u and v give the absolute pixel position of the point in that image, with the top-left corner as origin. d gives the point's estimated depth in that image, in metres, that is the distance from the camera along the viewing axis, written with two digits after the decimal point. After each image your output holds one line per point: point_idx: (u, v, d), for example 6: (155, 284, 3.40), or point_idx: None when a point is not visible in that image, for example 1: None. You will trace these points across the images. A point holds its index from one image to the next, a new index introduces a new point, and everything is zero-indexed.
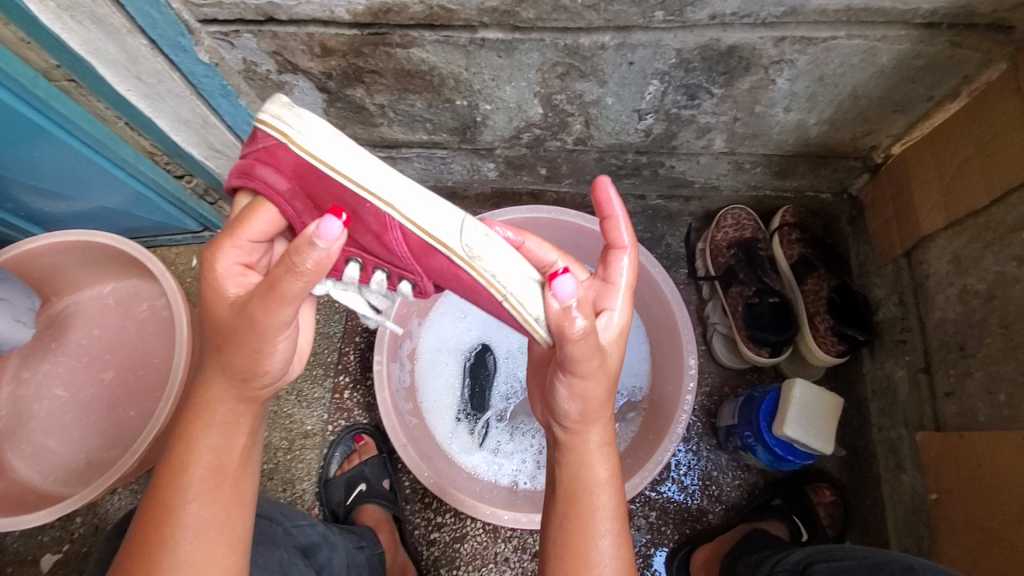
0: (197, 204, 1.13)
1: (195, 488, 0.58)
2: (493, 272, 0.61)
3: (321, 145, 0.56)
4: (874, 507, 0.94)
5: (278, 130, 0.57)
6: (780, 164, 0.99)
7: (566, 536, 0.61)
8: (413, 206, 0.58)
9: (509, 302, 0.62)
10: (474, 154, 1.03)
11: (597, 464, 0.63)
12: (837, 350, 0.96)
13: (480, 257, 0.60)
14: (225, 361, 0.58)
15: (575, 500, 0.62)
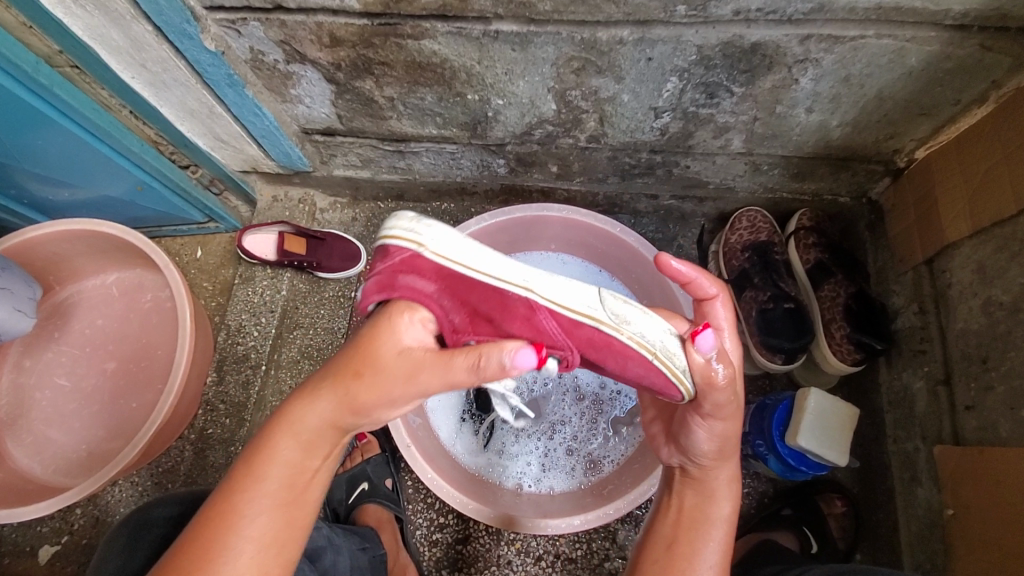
0: (202, 195, 1.10)
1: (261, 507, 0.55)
2: (641, 334, 0.59)
3: (448, 248, 0.58)
4: (887, 520, 0.92)
5: (409, 242, 0.58)
6: (798, 166, 0.97)
7: (668, 557, 0.66)
8: (554, 289, 0.59)
9: (659, 360, 0.59)
10: (485, 150, 1.01)
11: (722, 501, 0.68)
12: (853, 358, 0.94)
13: (627, 321, 0.59)
14: (347, 384, 0.57)
15: (688, 528, 0.68)
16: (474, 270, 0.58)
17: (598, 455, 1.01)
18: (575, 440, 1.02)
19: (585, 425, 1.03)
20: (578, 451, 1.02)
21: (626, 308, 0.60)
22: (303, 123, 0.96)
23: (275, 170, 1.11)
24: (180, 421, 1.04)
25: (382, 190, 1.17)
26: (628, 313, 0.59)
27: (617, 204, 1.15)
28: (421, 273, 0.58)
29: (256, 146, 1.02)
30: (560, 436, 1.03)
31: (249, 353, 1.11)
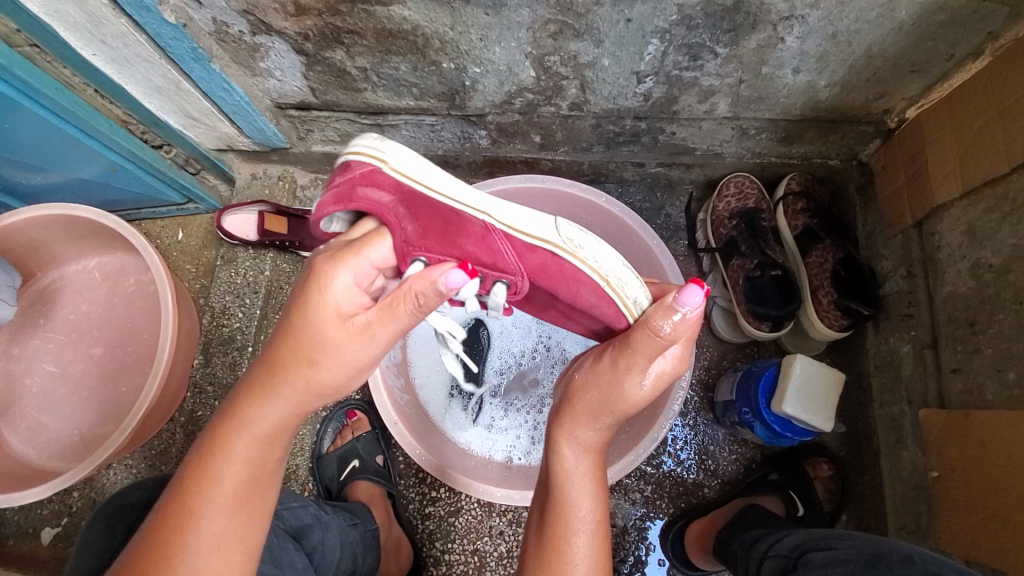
0: (179, 175, 1.08)
1: (223, 484, 0.56)
2: (593, 260, 0.68)
3: (400, 160, 0.63)
4: (872, 482, 0.93)
5: (372, 157, 0.63)
6: (787, 129, 0.95)
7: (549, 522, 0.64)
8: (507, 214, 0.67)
9: (609, 286, 0.67)
10: (465, 121, 0.98)
11: (571, 460, 0.66)
12: (839, 324, 0.93)
13: (580, 248, 0.68)
14: (297, 357, 0.56)
15: (553, 495, 0.65)
16: (431, 190, 0.64)
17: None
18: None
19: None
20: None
21: (579, 239, 0.68)
22: (276, 97, 0.94)
23: (251, 147, 1.08)
24: (169, 403, 1.03)
25: None
26: (585, 244, 0.68)
27: (603, 172, 1.12)
28: (383, 183, 0.62)
29: (229, 123, 0.99)
30: None
31: (234, 334, 1.10)
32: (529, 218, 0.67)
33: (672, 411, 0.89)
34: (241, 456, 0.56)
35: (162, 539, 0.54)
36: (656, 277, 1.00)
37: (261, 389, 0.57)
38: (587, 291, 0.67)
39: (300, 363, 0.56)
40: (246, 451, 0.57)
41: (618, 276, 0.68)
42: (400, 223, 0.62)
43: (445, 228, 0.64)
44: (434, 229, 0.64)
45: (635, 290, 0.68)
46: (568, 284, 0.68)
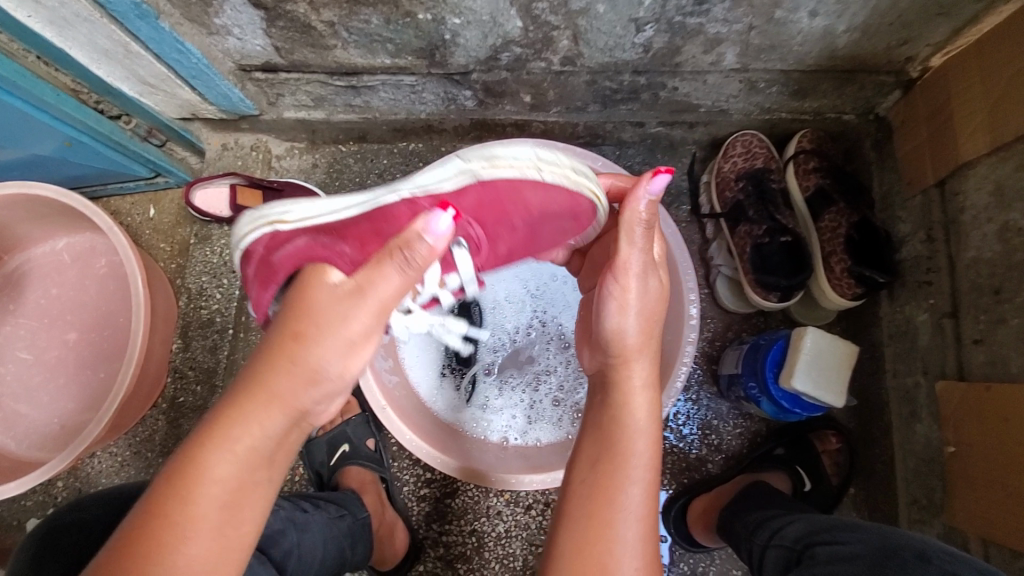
0: (142, 147, 1.00)
1: (194, 524, 0.47)
2: (514, 159, 0.56)
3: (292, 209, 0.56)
4: (883, 455, 0.89)
5: (261, 226, 0.56)
6: (799, 81, 0.87)
7: (595, 478, 0.59)
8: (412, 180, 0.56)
9: (547, 172, 0.57)
10: (448, 80, 0.90)
11: (636, 409, 0.61)
12: (852, 293, 0.87)
13: (497, 155, 0.56)
14: (290, 354, 0.48)
15: (609, 440, 0.60)
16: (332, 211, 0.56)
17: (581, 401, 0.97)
18: (559, 390, 0.98)
19: (566, 375, 0.98)
20: (562, 400, 0.98)
21: (490, 148, 0.57)
22: (238, 58, 0.85)
23: (218, 115, 1.00)
24: (149, 391, 0.99)
25: (340, 132, 1.06)
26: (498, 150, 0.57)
27: (600, 134, 1.04)
28: (286, 236, 0.54)
29: (190, 89, 0.90)
30: (547, 386, 0.98)
31: (214, 317, 1.05)
32: (434, 171, 0.56)
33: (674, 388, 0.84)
34: (215, 488, 0.48)
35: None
36: None
37: (241, 403, 0.48)
38: (533, 191, 0.57)
39: (280, 372, 0.48)
40: (218, 486, 0.48)
41: (543, 156, 0.58)
42: (334, 247, 0.53)
43: (375, 227, 0.55)
44: (367, 236, 0.54)
45: (578, 173, 0.60)
46: (520, 204, 0.58)
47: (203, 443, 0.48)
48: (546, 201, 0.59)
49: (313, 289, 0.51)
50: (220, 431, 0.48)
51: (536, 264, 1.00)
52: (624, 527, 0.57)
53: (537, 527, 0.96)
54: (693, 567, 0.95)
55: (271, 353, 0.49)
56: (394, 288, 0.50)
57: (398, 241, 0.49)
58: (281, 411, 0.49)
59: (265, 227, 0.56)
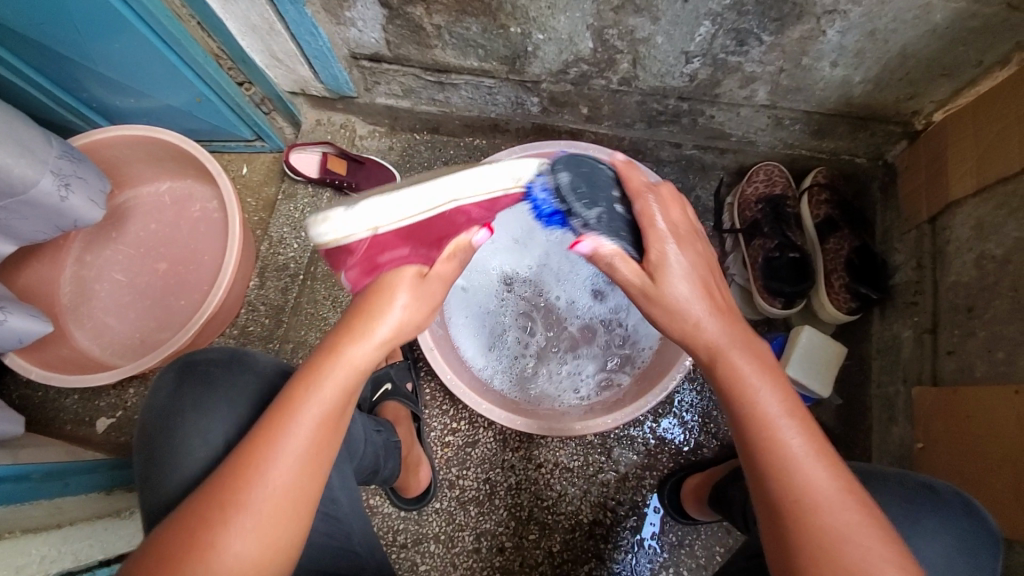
0: (253, 112, 1.17)
1: (293, 460, 0.57)
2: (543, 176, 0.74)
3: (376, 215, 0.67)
4: (862, 455, 1.00)
5: (361, 231, 0.67)
6: (819, 122, 1.02)
7: (765, 468, 0.57)
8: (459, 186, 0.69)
9: None
10: (520, 86, 1.07)
11: (765, 399, 0.59)
12: (848, 307, 1.00)
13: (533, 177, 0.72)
14: (372, 307, 0.62)
15: (754, 424, 0.59)
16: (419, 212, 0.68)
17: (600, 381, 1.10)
18: (570, 365, 1.12)
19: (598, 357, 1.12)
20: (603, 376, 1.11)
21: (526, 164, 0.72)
22: (353, 47, 1.02)
23: (321, 93, 1.17)
24: (225, 317, 1.14)
25: (419, 121, 1.23)
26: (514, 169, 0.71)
27: (641, 150, 1.20)
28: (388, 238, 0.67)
29: (307, 68, 1.08)
30: (591, 361, 1.12)
31: (289, 263, 1.21)
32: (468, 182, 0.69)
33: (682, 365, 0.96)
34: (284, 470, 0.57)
35: (214, 528, 0.54)
36: None
37: (300, 390, 0.59)
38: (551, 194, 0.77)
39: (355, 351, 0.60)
40: (291, 460, 0.57)
41: None
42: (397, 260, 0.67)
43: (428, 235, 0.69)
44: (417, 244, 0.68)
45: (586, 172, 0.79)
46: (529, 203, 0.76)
47: (300, 396, 0.58)
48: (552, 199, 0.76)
49: (383, 290, 0.63)
50: (315, 390, 0.59)
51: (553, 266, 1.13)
52: (826, 517, 0.54)
53: (545, 483, 1.08)
54: (681, 538, 1.06)
55: (349, 329, 0.61)
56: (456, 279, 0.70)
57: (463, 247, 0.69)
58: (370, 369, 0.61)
59: (366, 231, 0.67)
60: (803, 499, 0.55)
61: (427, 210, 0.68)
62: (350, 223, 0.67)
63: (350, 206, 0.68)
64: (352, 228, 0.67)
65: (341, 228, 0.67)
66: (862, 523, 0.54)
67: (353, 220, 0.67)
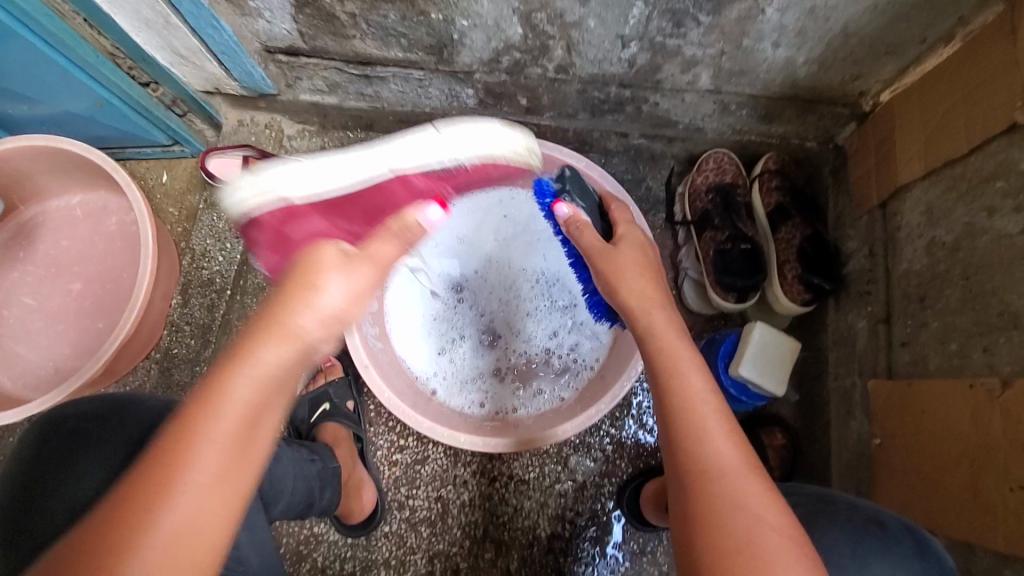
0: (164, 114, 1.07)
1: (200, 477, 0.45)
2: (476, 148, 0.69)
3: (287, 181, 0.67)
4: (821, 450, 0.97)
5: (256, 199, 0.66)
6: (766, 106, 0.98)
7: (683, 457, 0.56)
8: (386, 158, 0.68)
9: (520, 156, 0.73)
10: (453, 78, 0.99)
11: (692, 377, 0.61)
12: (802, 298, 0.96)
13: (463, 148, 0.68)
14: (300, 280, 0.53)
15: (680, 405, 0.59)
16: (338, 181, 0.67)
17: (519, 384, 1.05)
18: (489, 366, 1.05)
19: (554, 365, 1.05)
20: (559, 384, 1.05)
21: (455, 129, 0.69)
22: (265, 40, 0.93)
23: (239, 91, 1.08)
24: (147, 339, 1.05)
25: (350, 118, 1.14)
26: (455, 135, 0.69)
27: (588, 141, 1.14)
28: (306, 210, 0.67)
29: (217, 64, 0.98)
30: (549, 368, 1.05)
31: (215, 277, 1.12)
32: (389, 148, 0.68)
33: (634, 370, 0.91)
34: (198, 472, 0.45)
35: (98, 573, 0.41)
36: None
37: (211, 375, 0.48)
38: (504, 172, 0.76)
39: (308, 304, 0.52)
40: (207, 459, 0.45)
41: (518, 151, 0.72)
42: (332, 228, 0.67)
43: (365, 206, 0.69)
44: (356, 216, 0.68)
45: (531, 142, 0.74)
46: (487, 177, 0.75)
47: (229, 372, 0.48)
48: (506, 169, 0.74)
49: (309, 262, 0.54)
50: (243, 366, 0.48)
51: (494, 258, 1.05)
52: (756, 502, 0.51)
53: (501, 497, 1.03)
54: (642, 546, 1.03)
55: (287, 292, 0.52)
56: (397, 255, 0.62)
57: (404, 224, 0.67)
58: (296, 356, 0.51)
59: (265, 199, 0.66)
60: (725, 480, 0.53)
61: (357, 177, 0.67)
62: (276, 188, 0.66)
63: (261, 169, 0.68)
64: (262, 193, 0.66)
65: (262, 187, 0.66)
66: (768, 504, 0.51)
67: (281, 189, 0.66)
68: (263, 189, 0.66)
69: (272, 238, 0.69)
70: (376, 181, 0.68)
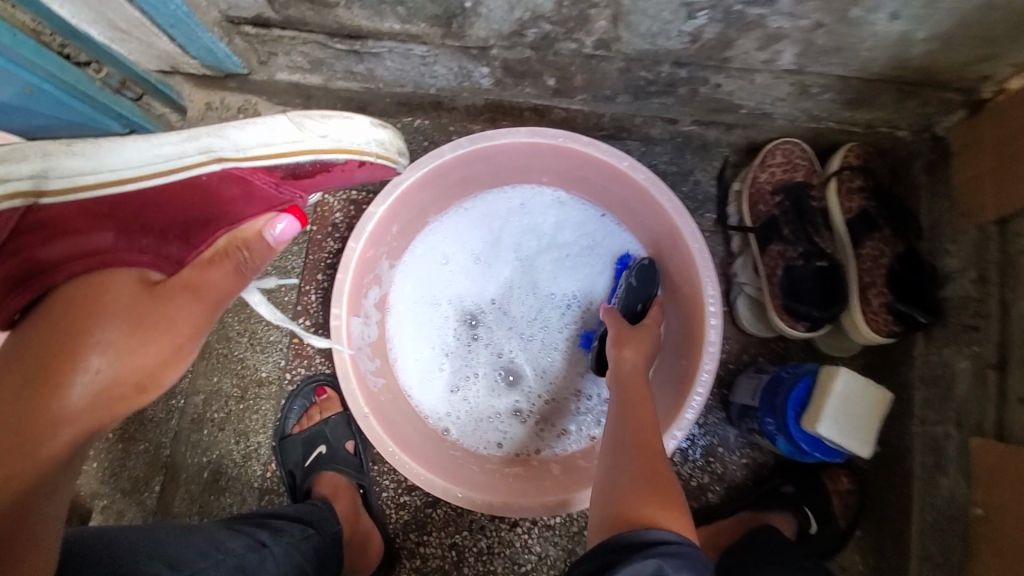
0: (114, 101, 0.87)
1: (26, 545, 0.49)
2: (335, 140, 0.63)
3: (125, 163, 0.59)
4: (898, 504, 0.83)
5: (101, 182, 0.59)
6: (858, 90, 0.78)
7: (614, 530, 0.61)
8: (262, 142, 0.61)
9: (349, 154, 0.64)
10: (464, 54, 0.79)
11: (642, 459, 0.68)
12: (889, 330, 0.79)
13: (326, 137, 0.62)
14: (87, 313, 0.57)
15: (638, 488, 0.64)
16: (178, 170, 0.60)
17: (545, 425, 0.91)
18: (509, 407, 0.91)
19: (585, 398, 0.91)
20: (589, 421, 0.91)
21: (326, 122, 0.63)
22: (225, 8, 0.73)
23: (202, 70, 0.88)
24: None
25: (340, 100, 0.95)
26: (324, 127, 0.63)
27: (626, 127, 0.94)
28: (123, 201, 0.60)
29: (168, 39, 0.78)
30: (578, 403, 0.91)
31: None
32: (261, 134, 0.61)
33: (684, 421, 0.77)
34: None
35: None
36: (677, 261, 0.84)
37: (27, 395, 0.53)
38: (346, 180, 0.68)
39: (62, 386, 0.54)
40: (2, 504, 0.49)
41: (333, 145, 0.64)
42: (157, 249, 0.62)
43: (172, 206, 0.62)
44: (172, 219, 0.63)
45: (369, 146, 0.66)
46: (347, 178, 0.68)
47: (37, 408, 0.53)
48: (342, 181, 0.68)
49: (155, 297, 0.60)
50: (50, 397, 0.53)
51: (510, 282, 0.92)
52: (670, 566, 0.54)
53: (522, 546, 0.91)
54: None
55: (53, 327, 0.56)
56: (232, 286, 0.65)
57: (243, 239, 0.65)
58: (88, 400, 0.55)
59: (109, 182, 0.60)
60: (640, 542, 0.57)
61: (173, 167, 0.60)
62: (86, 173, 0.59)
63: (66, 149, 0.59)
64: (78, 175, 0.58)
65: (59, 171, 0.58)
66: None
67: (86, 166, 0.59)
68: (49, 175, 0.58)
69: (11, 273, 0.58)
70: (191, 177, 0.61)
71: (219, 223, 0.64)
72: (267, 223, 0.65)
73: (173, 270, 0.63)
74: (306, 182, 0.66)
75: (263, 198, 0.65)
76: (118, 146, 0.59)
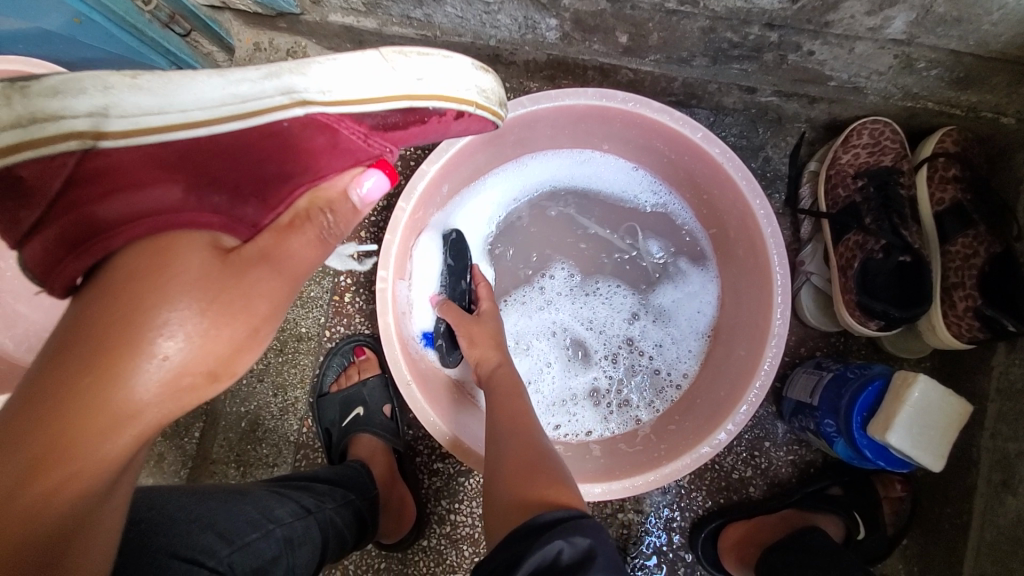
0: (162, 36, 0.84)
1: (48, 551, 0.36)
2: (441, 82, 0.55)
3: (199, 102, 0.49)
4: (954, 517, 0.79)
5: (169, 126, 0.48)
6: (973, 66, 0.69)
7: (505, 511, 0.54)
8: (352, 87, 0.51)
9: (465, 108, 0.57)
10: (532, 3, 0.72)
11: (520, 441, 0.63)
12: (970, 336, 0.74)
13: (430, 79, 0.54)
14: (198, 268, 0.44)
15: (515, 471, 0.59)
16: (259, 115, 0.50)
17: (618, 405, 0.88)
18: (585, 387, 0.89)
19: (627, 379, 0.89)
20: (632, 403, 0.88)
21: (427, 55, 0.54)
22: None
23: (253, 7, 0.84)
24: None
25: None
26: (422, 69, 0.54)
27: (698, 94, 0.87)
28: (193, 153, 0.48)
29: None
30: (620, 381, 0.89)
31: None
32: (355, 71, 0.51)
33: (739, 416, 0.73)
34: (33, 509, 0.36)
35: None
36: (745, 242, 0.78)
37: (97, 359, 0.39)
38: (439, 135, 0.59)
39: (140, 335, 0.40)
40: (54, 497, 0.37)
41: (437, 87, 0.55)
42: (229, 208, 0.49)
43: (257, 155, 0.51)
44: (252, 174, 0.51)
45: (469, 89, 0.57)
46: (435, 133, 0.58)
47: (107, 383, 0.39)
48: (437, 134, 0.59)
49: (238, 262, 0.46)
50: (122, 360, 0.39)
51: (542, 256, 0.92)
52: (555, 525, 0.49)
53: None
54: None
55: (132, 280, 0.42)
56: (317, 255, 0.52)
57: (327, 200, 0.54)
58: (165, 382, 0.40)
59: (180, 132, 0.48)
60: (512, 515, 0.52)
61: (261, 107, 0.50)
62: (151, 111, 0.48)
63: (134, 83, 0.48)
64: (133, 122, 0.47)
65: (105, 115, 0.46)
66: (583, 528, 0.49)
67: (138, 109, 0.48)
68: (110, 112, 0.47)
69: (66, 234, 0.45)
70: (273, 122, 0.50)
71: (301, 179, 0.53)
72: (353, 181, 0.55)
73: (249, 235, 0.50)
74: (399, 132, 0.56)
75: (352, 151, 0.54)
76: (191, 80, 0.49)
